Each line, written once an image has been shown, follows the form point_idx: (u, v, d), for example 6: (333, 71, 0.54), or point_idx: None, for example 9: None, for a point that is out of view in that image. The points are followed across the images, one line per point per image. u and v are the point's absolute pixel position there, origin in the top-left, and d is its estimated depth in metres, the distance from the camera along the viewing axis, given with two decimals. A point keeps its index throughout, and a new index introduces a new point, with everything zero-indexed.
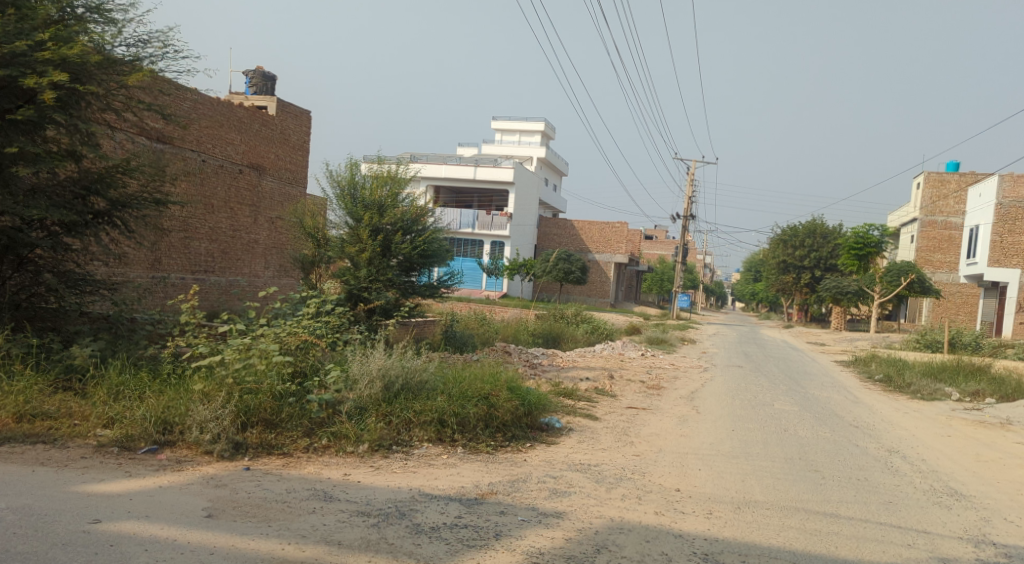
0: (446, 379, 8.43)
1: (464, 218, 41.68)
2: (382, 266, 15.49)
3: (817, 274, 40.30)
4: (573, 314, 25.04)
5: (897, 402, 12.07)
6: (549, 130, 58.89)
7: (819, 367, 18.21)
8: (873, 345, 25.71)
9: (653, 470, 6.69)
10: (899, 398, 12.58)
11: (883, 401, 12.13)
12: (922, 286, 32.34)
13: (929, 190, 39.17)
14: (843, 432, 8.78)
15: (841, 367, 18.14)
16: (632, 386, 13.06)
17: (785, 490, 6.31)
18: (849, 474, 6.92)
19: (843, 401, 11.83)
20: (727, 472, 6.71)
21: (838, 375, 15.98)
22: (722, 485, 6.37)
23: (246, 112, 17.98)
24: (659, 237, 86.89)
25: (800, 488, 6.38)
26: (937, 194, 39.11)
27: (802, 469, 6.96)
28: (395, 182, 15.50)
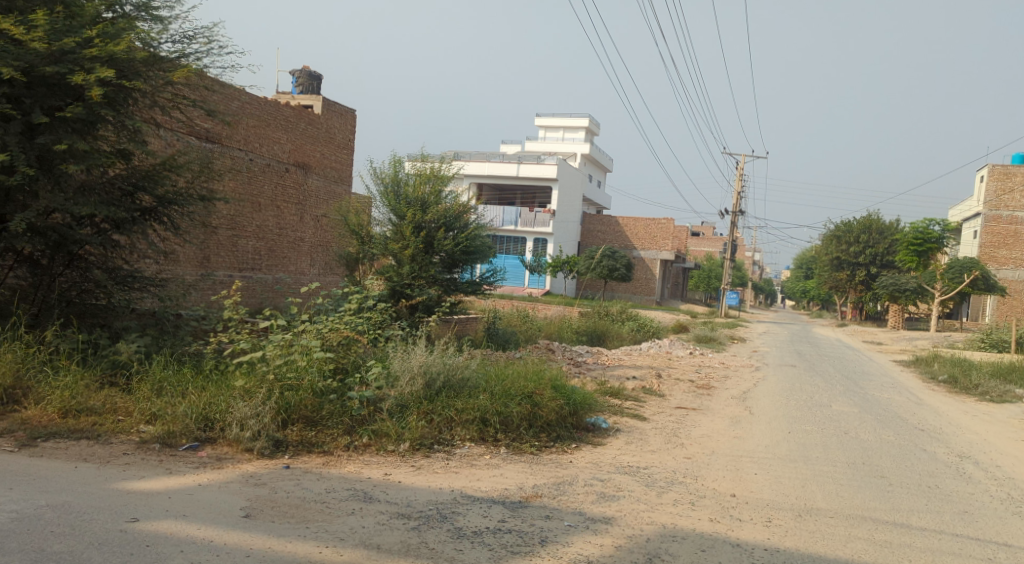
0: (489, 377, 8.23)
1: (508, 216, 41.54)
2: (425, 262, 15.40)
3: (873, 271, 39.38)
4: (619, 312, 24.72)
5: (963, 404, 11.56)
6: (594, 127, 58.48)
7: (879, 367, 17.63)
8: (934, 345, 24.92)
9: (706, 474, 6.42)
10: (967, 400, 12.06)
11: (948, 403, 11.64)
12: (984, 284, 31.46)
13: (993, 184, 37.93)
14: (908, 436, 8.37)
15: (901, 367, 17.54)
16: (680, 385, 12.76)
17: (850, 498, 5.98)
18: (919, 481, 6.55)
19: (906, 403, 11.37)
20: (786, 478, 6.40)
21: (900, 376, 15.44)
22: (780, 491, 6.07)
23: (292, 110, 17.98)
24: (706, 235, 85.83)
25: (866, 496, 6.04)
26: (1002, 188, 37.83)
27: (867, 475, 6.63)
28: (439, 179, 15.36)
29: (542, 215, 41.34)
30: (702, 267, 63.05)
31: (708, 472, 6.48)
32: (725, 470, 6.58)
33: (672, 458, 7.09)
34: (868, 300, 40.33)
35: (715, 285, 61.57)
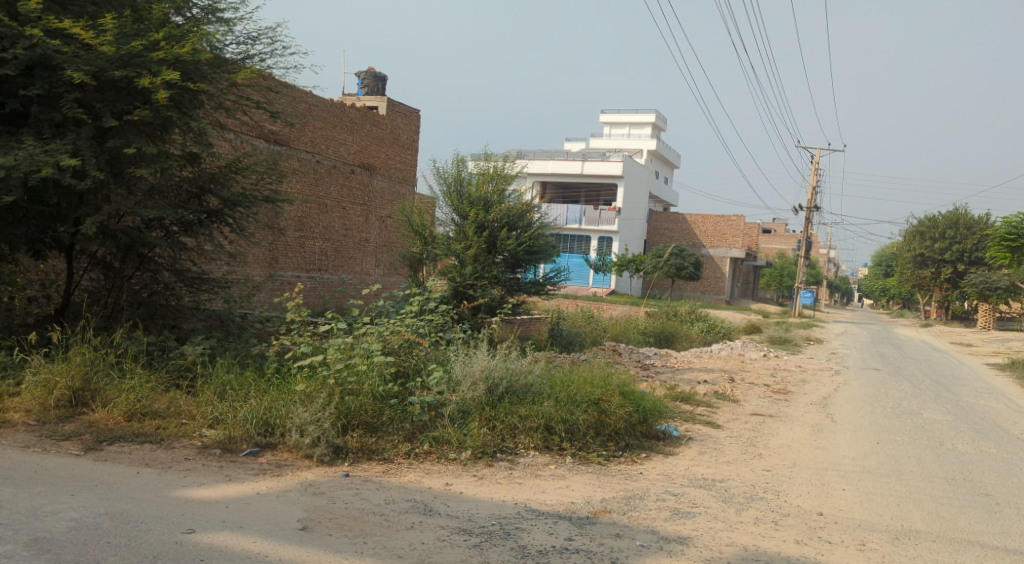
0: (553, 382, 7.96)
1: (573, 214, 41.19)
2: (488, 263, 15.16)
3: (959, 269, 37.97)
4: (689, 312, 24.16)
5: None
6: (661, 122, 57.64)
7: (971, 371, 16.75)
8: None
9: (790, 488, 6.31)
10: None
11: None
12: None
13: None
14: (1012, 448, 7.96)
15: (997, 371, 16.61)
16: (756, 389, 12.67)
17: (952, 519, 5.54)
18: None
19: (1004, 411, 10.68)
20: (878, 495, 6.06)
21: (995, 381, 14.60)
22: (873, 510, 5.67)
23: (358, 112, 17.99)
24: (778, 231, 83.94)
25: (970, 517, 5.59)
26: None
27: (970, 493, 6.21)
28: (502, 178, 15.14)
29: (607, 213, 40.87)
30: (773, 264, 61.57)
31: (789, 486, 6.40)
32: (811, 489, 6.33)
33: (751, 470, 7.04)
34: (955, 298, 38.90)
35: (786, 283, 60.07)
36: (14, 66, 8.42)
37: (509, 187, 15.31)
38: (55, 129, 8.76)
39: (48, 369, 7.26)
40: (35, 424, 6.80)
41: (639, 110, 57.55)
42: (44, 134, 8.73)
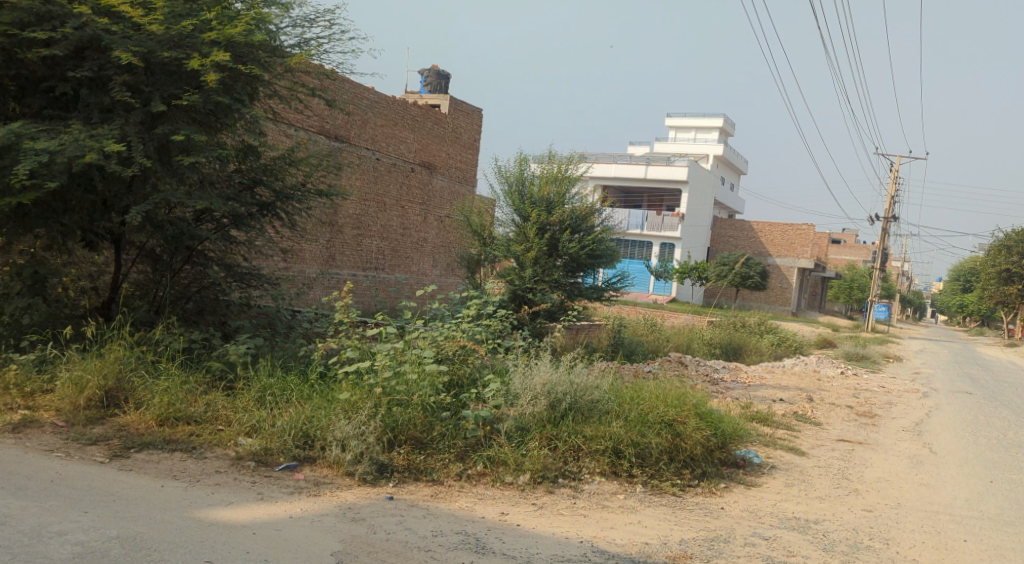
0: (623, 398, 7.25)
1: (634, 219, 40.21)
2: (548, 266, 14.43)
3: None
4: (758, 323, 23.10)
5: None
6: (728, 127, 56.26)
7: None
8: None
9: (895, 527, 6.34)
10: None
11: None
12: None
13: None
14: None
15: None
16: (840, 411, 13.85)
17: None
18: None
19: None
20: (1008, 552, 5.91)
21: None
22: None
23: (420, 110, 17.46)
24: (848, 241, 81.48)
25: None
26: None
27: None
28: (567, 179, 14.41)
29: (670, 218, 39.81)
30: (842, 277, 59.43)
31: (901, 533, 6.15)
32: (926, 544, 5.95)
33: (850, 511, 6.79)
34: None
35: (856, 296, 57.96)
36: (63, 46, 7.64)
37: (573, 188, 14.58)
38: (103, 115, 7.93)
39: (80, 365, 6.62)
40: (63, 426, 6.15)
41: (706, 114, 56.21)
42: (91, 119, 7.91)
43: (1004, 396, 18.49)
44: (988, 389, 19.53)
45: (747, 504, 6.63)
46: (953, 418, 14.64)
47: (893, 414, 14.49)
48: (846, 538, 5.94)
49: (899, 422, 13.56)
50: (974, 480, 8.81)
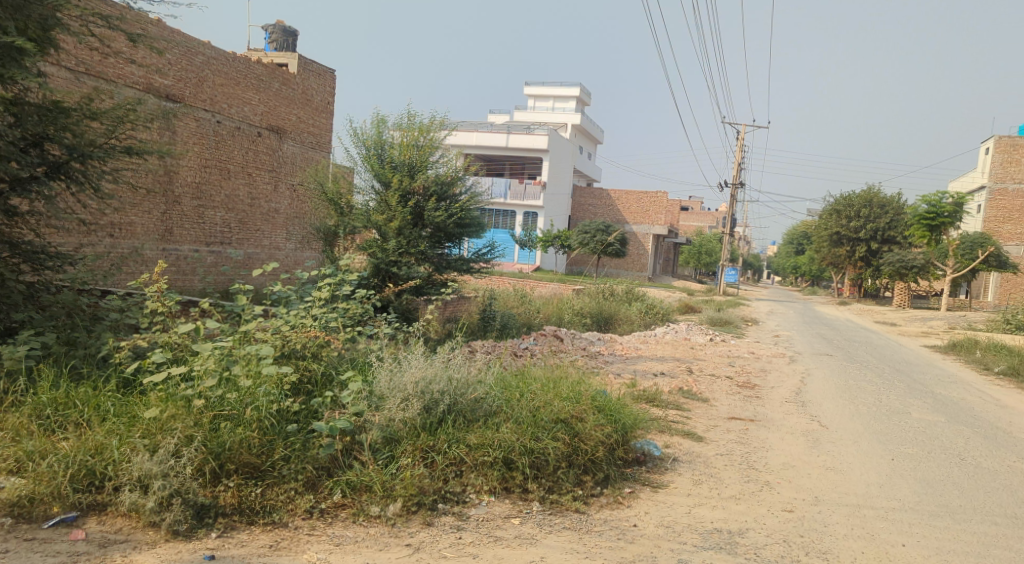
0: (510, 393, 6.13)
1: (498, 188, 38.85)
2: (413, 238, 13.06)
3: (875, 247, 37.82)
4: (626, 292, 22.56)
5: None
6: (585, 95, 55.98)
7: (930, 377, 16.32)
8: (960, 332, 24.08)
9: (833, 522, 6.22)
10: None
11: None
12: (994, 260, 31.95)
13: (998, 156, 37.29)
14: (1012, 474, 8.78)
15: (960, 380, 16.32)
16: (720, 383, 13.34)
17: None
18: None
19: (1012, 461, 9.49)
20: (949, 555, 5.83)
21: (955, 392, 14.73)
22: None
23: (265, 68, 15.54)
24: (696, 208, 84.15)
25: None
26: (1007, 160, 37.18)
27: None
28: (429, 143, 13.11)
29: (532, 187, 38.89)
30: (692, 242, 61.00)
31: (835, 542, 5.84)
32: (866, 554, 5.72)
33: (770, 514, 6.27)
34: (871, 276, 38.82)
35: (706, 260, 59.55)
36: None
37: (436, 151, 13.25)
38: None
39: None
40: None
41: (564, 81, 55.52)
42: None
43: (860, 356, 18.72)
44: (845, 350, 19.82)
45: (660, 519, 5.72)
46: (826, 384, 14.44)
47: (770, 382, 14.14)
48: (780, 557, 5.48)
49: (778, 393, 13.13)
50: (875, 458, 8.76)
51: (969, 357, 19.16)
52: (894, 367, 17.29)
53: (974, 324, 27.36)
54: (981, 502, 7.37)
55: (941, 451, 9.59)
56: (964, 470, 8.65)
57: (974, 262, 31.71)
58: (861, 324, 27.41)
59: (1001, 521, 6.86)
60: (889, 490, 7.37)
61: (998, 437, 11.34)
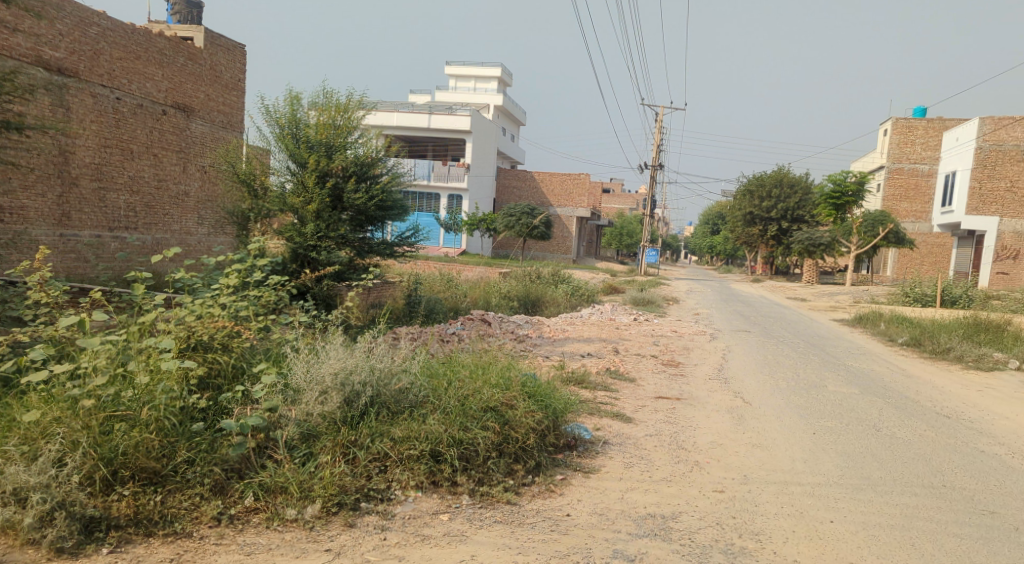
0: (437, 382, 5.85)
1: (420, 170, 38.15)
2: (332, 221, 12.57)
3: (784, 226, 38.67)
4: (551, 273, 22.39)
5: (973, 435, 9.81)
6: (506, 77, 55.66)
7: (845, 350, 16.66)
8: (870, 305, 24.79)
9: (764, 501, 6.09)
10: (955, 421, 10.83)
11: (968, 432, 9.92)
12: (896, 237, 33.43)
13: (896, 137, 38.58)
14: (931, 444, 8.87)
15: (874, 351, 16.70)
16: (646, 362, 13.27)
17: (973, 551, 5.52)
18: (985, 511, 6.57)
19: (928, 431, 9.63)
20: (880, 529, 5.73)
21: (869, 365, 15.06)
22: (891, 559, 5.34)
23: (169, 42, 14.74)
24: (616, 190, 84.95)
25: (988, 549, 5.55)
26: (904, 141, 38.47)
27: (976, 511, 6.53)
28: (346, 122, 12.64)
29: (456, 169, 38.36)
30: (614, 224, 61.52)
31: (767, 522, 5.68)
32: (798, 532, 5.57)
33: (701, 495, 6.10)
34: (780, 254, 39.73)
35: (627, 241, 60.10)
36: None
37: (354, 131, 12.80)
38: None
39: None
40: None
41: (483, 63, 55.01)
42: None
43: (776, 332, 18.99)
44: (763, 326, 20.11)
45: (594, 506, 5.49)
46: (748, 360, 14.54)
47: (693, 360, 14.15)
48: (714, 541, 5.30)
49: (701, 370, 13.13)
50: (798, 433, 8.74)
51: (874, 330, 19.71)
52: (808, 341, 17.58)
53: (877, 297, 28.25)
54: (902, 473, 7.37)
55: (859, 423, 9.66)
56: (882, 442, 8.70)
57: (875, 239, 32.79)
58: (776, 301, 27.97)
59: (921, 492, 6.84)
60: (815, 466, 7.32)
61: (909, 407, 11.57)
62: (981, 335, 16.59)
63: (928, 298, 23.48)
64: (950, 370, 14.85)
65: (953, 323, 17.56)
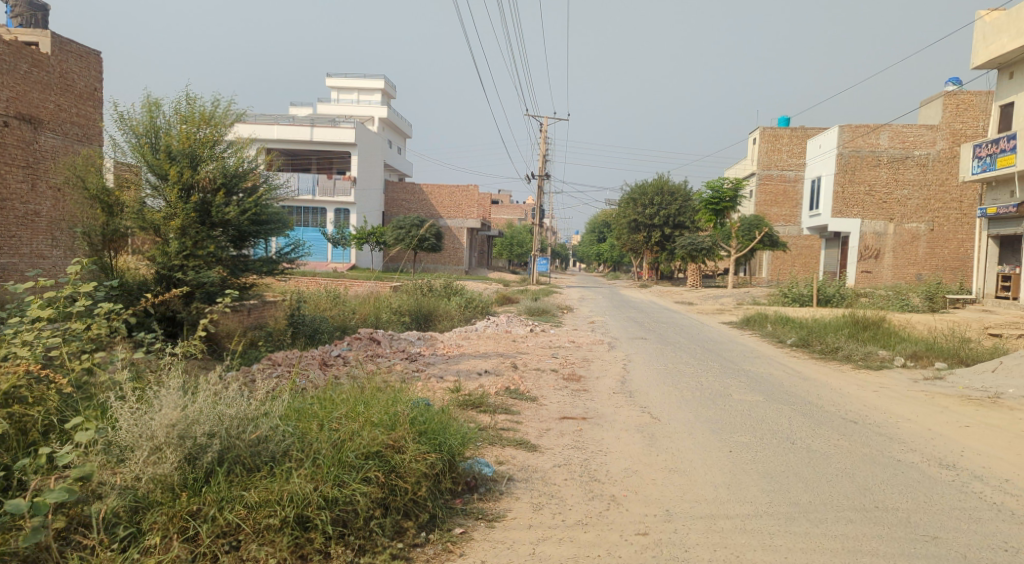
0: (306, 426, 5.02)
1: (304, 183, 36.27)
2: (201, 237, 11.15)
3: (667, 232, 38.95)
4: (443, 286, 21.41)
5: (880, 440, 9.49)
6: (389, 89, 54.47)
7: (743, 353, 16.44)
8: (754, 307, 25.02)
9: (695, 547, 5.46)
10: (856, 425, 10.54)
11: (874, 438, 9.58)
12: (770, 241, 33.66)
13: (764, 145, 39.34)
14: (851, 456, 8.42)
15: (769, 353, 16.59)
16: (546, 378, 12.48)
17: None
18: (923, 534, 6.16)
19: (841, 440, 9.23)
20: None
21: (767, 368, 14.82)
22: None
23: (8, 47, 13.04)
24: (504, 201, 84.95)
25: None
26: (771, 149, 39.36)
27: (917, 537, 6.08)
28: (214, 130, 11.43)
29: (342, 182, 36.84)
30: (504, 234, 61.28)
31: None
32: None
33: (624, 542, 5.41)
34: (664, 260, 40.06)
35: (518, 252, 59.94)
36: None
37: (222, 141, 11.58)
38: None
39: None
40: None
41: (365, 74, 53.61)
42: None
43: (670, 338, 18.67)
44: (657, 332, 19.78)
45: None
46: (650, 370, 14.00)
47: (595, 373, 13.49)
48: None
49: (604, 384, 12.42)
50: (714, 452, 8.11)
51: (761, 331, 19.71)
52: (703, 346, 17.25)
53: (757, 299, 28.59)
54: (829, 494, 6.83)
55: (772, 436, 9.13)
56: (801, 457, 8.17)
57: (752, 243, 33.28)
58: (665, 306, 27.85)
59: (855, 517, 6.34)
60: (741, 491, 6.72)
61: (813, 413, 11.18)
62: (864, 333, 16.63)
63: (803, 297, 23.75)
64: (841, 370, 14.69)
65: (837, 321, 17.61)
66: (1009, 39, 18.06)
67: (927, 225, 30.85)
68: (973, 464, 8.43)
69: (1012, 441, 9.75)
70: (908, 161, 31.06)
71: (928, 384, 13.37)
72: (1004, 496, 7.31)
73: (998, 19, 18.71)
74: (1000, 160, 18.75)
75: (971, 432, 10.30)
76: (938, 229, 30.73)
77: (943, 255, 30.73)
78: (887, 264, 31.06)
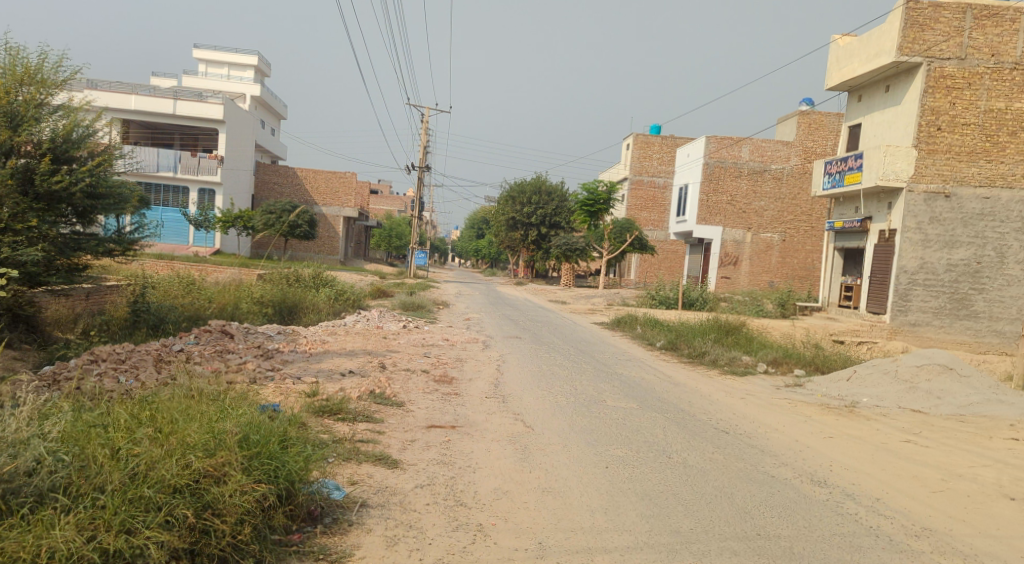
0: (91, 456, 4.42)
1: (164, 160, 33.75)
2: (20, 210, 9.60)
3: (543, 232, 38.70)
4: (311, 275, 20.05)
5: (756, 451, 9.09)
6: (262, 66, 51.95)
7: (620, 357, 16.02)
8: (625, 308, 24.93)
9: None
10: (729, 435, 10.17)
11: (746, 449, 9.19)
12: (639, 244, 33.62)
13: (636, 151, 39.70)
14: (730, 472, 7.94)
15: (643, 357, 16.25)
16: (416, 380, 11.58)
17: None
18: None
19: (716, 453, 8.77)
20: None
21: (644, 372, 14.42)
22: None
23: None
24: (384, 191, 83.27)
25: None
26: (643, 155, 39.76)
27: None
28: (40, 87, 9.93)
29: (206, 160, 34.63)
30: (382, 226, 59.88)
31: None
32: None
33: None
34: (540, 259, 39.78)
35: (395, 244, 58.78)
36: None
37: (50, 101, 10.08)
38: None
39: None
40: None
41: (236, 49, 50.90)
42: None
43: (545, 338, 18.09)
44: (532, 331, 19.17)
45: None
46: (524, 372, 13.31)
47: (467, 374, 12.70)
48: None
49: (476, 387, 11.62)
50: (590, 468, 7.47)
51: (632, 333, 19.47)
52: (577, 347, 16.76)
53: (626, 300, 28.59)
54: (710, 519, 6.27)
55: (648, 449, 8.55)
56: (678, 473, 7.62)
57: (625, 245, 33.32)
58: (537, 305, 27.40)
59: (738, 548, 5.78)
60: (618, 518, 6.03)
61: (687, 422, 10.73)
62: (729, 339, 16.53)
63: (670, 300, 23.81)
64: (708, 376, 14.43)
65: (703, 325, 17.46)
66: (858, 64, 18.20)
67: (779, 235, 31.66)
68: (844, 479, 8.09)
69: (873, 452, 9.47)
70: (765, 174, 32.16)
71: (790, 392, 13.21)
72: (878, 518, 6.91)
73: (850, 42, 18.94)
74: (849, 177, 18.33)
75: (838, 443, 10.13)
76: (789, 240, 31.65)
77: (794, 264, 31.56)
78: (744, 270, 31.36)
